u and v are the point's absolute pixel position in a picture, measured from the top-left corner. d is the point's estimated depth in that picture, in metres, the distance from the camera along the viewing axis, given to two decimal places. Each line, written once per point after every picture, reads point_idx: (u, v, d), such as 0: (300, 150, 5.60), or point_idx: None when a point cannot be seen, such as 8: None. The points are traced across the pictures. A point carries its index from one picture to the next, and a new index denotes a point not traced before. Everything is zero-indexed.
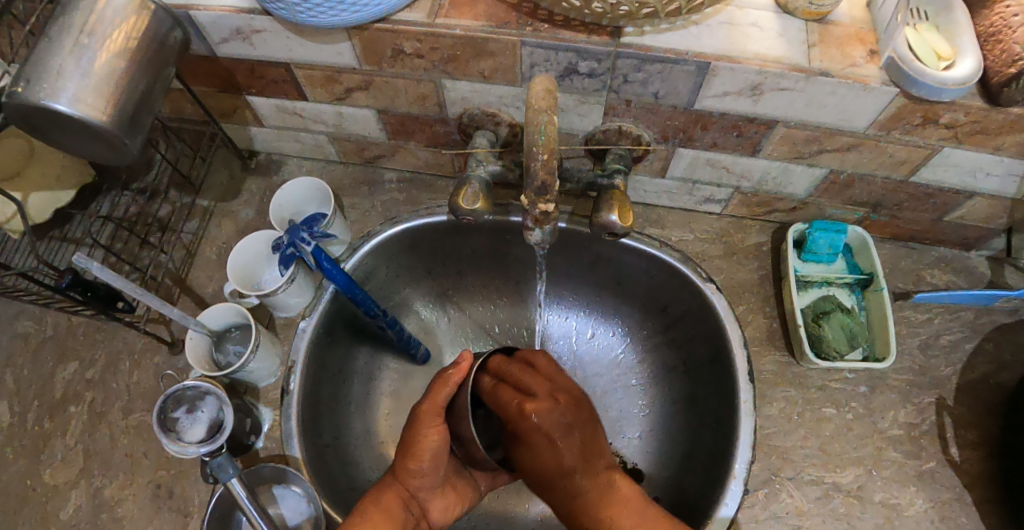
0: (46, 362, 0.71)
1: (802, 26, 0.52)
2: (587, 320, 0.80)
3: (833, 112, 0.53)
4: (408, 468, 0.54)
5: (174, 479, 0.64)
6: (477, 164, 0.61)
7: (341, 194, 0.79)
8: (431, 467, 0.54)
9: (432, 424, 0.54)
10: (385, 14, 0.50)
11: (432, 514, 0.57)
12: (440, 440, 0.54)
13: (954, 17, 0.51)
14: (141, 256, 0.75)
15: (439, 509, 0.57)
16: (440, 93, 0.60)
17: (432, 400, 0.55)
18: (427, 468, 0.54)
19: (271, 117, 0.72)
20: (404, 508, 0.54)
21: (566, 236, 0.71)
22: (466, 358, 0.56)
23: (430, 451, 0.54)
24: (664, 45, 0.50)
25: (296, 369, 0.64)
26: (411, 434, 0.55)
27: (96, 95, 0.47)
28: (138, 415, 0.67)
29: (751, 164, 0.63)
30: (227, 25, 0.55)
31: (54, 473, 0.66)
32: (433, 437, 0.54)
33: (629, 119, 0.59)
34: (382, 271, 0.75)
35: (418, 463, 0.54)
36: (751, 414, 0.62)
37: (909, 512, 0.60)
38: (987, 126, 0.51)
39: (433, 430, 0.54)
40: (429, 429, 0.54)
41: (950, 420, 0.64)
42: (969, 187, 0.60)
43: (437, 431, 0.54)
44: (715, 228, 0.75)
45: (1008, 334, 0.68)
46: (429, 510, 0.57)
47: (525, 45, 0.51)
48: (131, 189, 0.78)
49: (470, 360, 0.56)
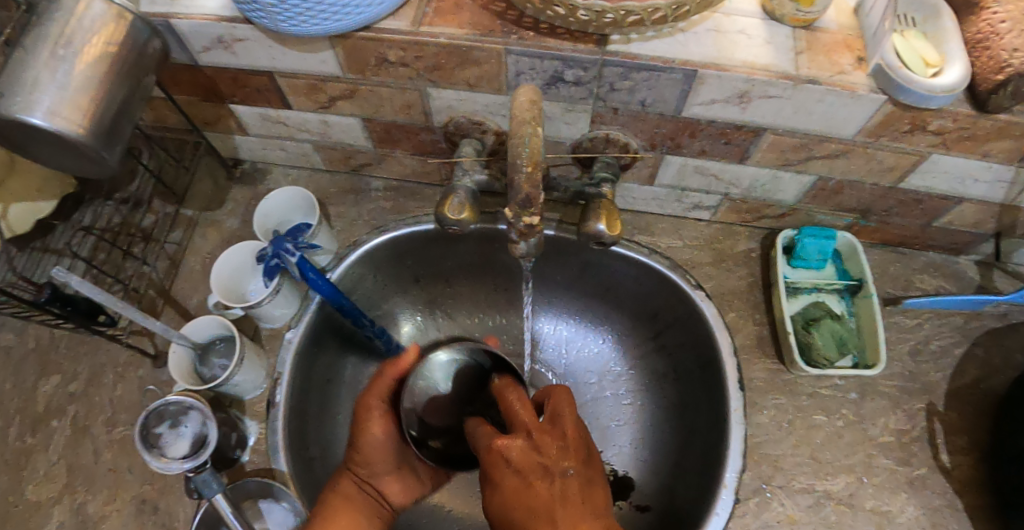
0: (28, 376, 0.70)
1: (790, 33, 0.51)
2: (577, 328, 0.79)
3: (821, 120, 0.52)
4: (355, 458, 0.61)
5: (158, 494, 0.63)
6: (462, 173, 0.60)
7: (327, 202, 0.78)
8: (377, 456, 0.61)
9: (371, 418, 0.61)
10: (368, 22, 0.50)
11: (390, 496, 0.63)
12: (381, 432, 0.61)
13: (942, 24, 0.51)
14: (125, 267, 0.73)
15: (395, 492, 0.63)
16: (426, 101, 0.60)
17: (370, 394, 0.62)
18: (372, 458, 0.61)
19: (255, 125, 0.71)
20: (358, 492, 0.60)
21: (555, 244, 0.70)
22: (408, 351, 0.62)
23: (373, 442, 0.60)
24: (650, 53, 0.49)
25: (282, 381, 0.63)
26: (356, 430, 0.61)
27: (73, 108, 0.46)
28: (121, 429, 0.66)
29: (740, 172, 0.63)
30: (208, 34, 0.54)
31: (36, 489, 0.64)
32: (373, 431, 0.60)
33: (616, 127, 0.58)
34: (369, 281, 0.74)
35: (362, 454, 0.61)
36: (742, 422, 0.62)
37: (900, 519, 0.60)
38: (975, 133, 0.51)
39: (373, 423, 0.60)
40: (369, 422, 0.60)
41: (941, 426, 0.64)
42: (958, 193, 0.60)
43: (377, 424, 0.61)
44: (704, 235, 0.75)
45: (998, 339, 0.68)
46: (385, 493, 0.62)
47: (510, 53, 0.50)
48: (114, 198, 0.77)
49: (410, 356, 0.62)
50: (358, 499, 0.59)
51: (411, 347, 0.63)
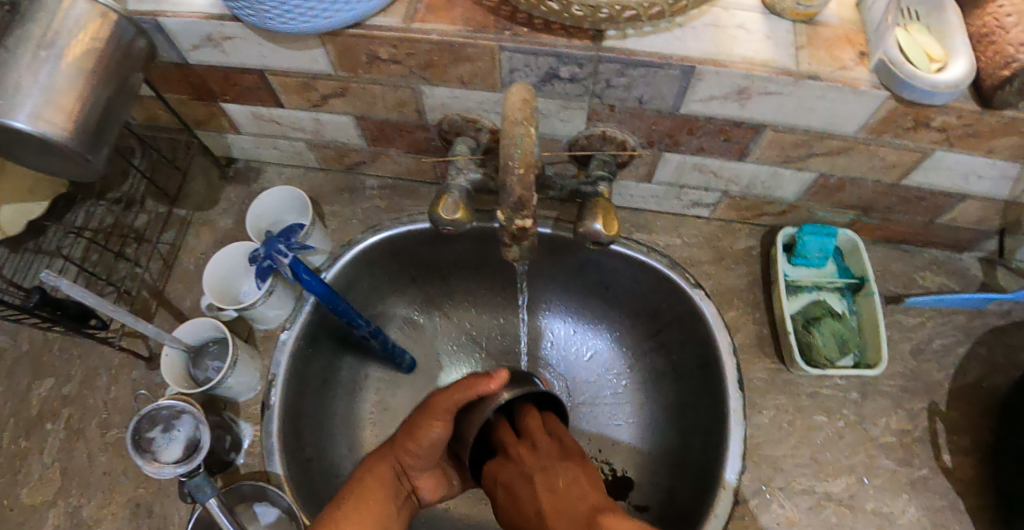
0: (21, 379, 0.69)
1: (790, 27, 0.50)
2: (576, 328, 0.78)
3: (822, 116, 0.51)
4: (406, 448, 0.56)
5: (153, 497, 0.63)
6: (457, 173, 0.59)
7: (321, 201, 0.77)
8: (427, 453, 0.56)
9: (438, 417, 0.56)
10: (358, 19, 0.48)
11: (422, 491, 0.59)
12: (440, 433, 0.56)
13: (947, 17, 0.50)
14: (117, 269, 0.73)
15: (426, 487, 0.58)
16: (419, 99, 0.58)
17: (446, 397, 0.55)
18: (422, 454, 0.56)
19: (247, 124, 0.70)
20: (393, 481, 0.56)
21: (551, 242, 0.70)
22: (499, 376, 0.56)
23: (429, 439, 0.56)
24: (647, 48, 0.48)
25: (277, 383, 0.63)
26: (419, 420, 0.56)
27: (56, 111, 0.45)
28: (116, 431, 0.66)
29: (740, 169, 0.62)
30: (197, 32, 0.53)
31: (30, 493, 0.64)
32: (433, 428, 0.56)
33: (613, 124, 0.57)
34: (364, 280, 0.73)
35: (416, 446, 0.56)
36: (740, 423, 0.61)
37: (901, 520, 0.60)
38: (979, 130, 0.49)
39: (437, 425, 0.56)
40: (436, 420, 0.56)
41: (943, 426, 0.63)
42: (961, 190, 0.59)
43: (441, 424, 0.56)
44: (704, 233, 0.74)
45: (1001, 337, 0.67)
46: (417, 487, 0.58)
47: (504, 50, 0.49)
48: (106, 198, 0.76)
49: (502, 382, 0.56)
50: (392, 491, 0.55)
51: (504, 372, 0.57)
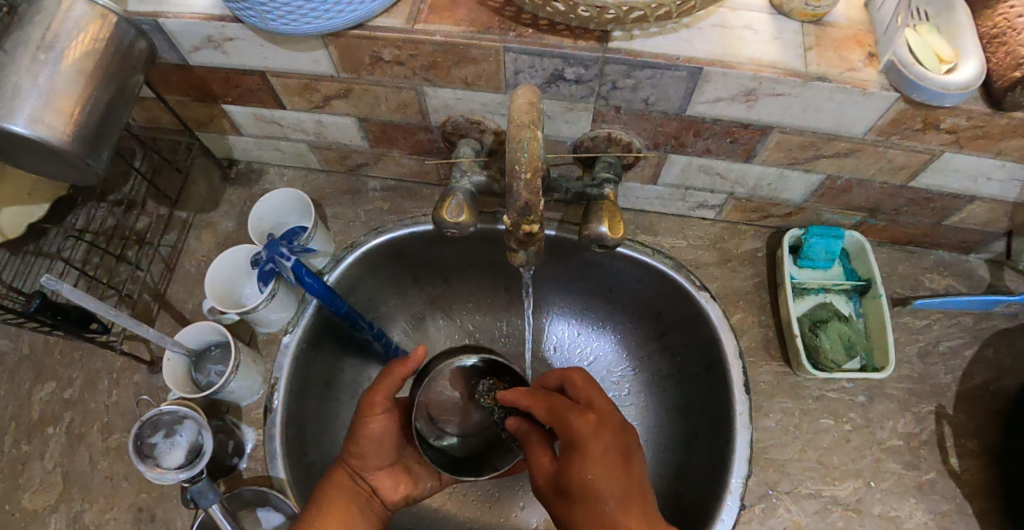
0: (22, 383, 0.69)
1: (798, 28, 0.50)
2: (579, 329, 0.78)
3: (831, 117, 0.50)
4: (352, 450, 0.57)
5: (155, 502, 0.62)
6: (460, 175, 0.58)
7: (323, 203, 0.76)
8: (373, 450, 0.57)
9: (374, 412, 0.56)
10: (361, 20, 0.48)
11: (384, 491, 0.59)
12: (381, 427, 0.57)
13: (956, 18, 0.49)
14: (118, 271, 0.72)
15: (387, 487, 0.59)
16: (423, 100, 0.58)
17: (376, 390, 0.56)
18: (367, 452, 0.57)
19: (248, 125, 0.69)
20: (351, 484, 0.57)
21: (555, 244, 0.69)
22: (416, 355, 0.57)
23: (371, 436, 0.57)
24: (654, 50, 0.48)
25: (280, 387, 0.62)
26: (355, 420, 0.57)
27: (56, 115, 0.45)
28: (118, 435, 0.66)
29: (746, 170, 0.61)
30: (198, 33, 0.53)
31: (32, 497, 0.64)
32: (371, 424, 0.57)
33: (618, 125, 0.57)
34: (367, 283, 0.72)
35: (359, 447, 0.57)
36: (747, 427, 0.61)
37: (909, 524, 0.59)
38: (990, 131, 0.49)
39: (375, 420, 0.56)
40: (369, 416, 0.56)
41: (951, 429, 0.63)
42: (970, 192, 0.58)
43: (379, 419, 0.57)
44: (709, 234, 0.73)
45: (1009, 340, 0.67)
46: (376, 488, 0.59)
47: (509, 51, 0.49)
48: (107, 201, 0.76)
49: (420, 358, 0.58)
50: (352, 494, 0.56)
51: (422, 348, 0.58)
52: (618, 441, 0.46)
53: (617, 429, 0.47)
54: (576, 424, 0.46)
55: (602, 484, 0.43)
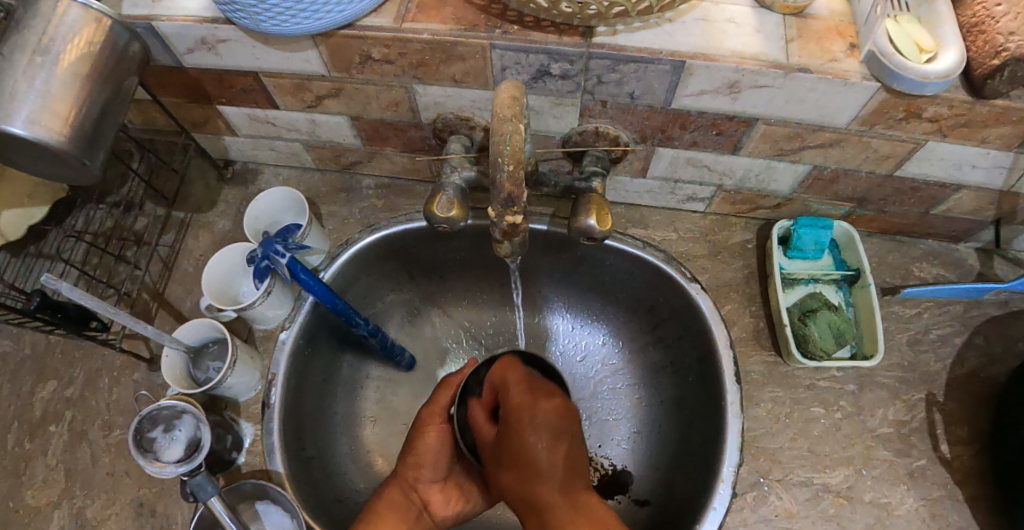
0: (24, 382, 0.70)
1: (780, 20, 0.50)
2: (575, 323, 0.79)
3: (813, 108, 0.51)
4: (408, 464, 0.63)
5: (156, 497, 0.63)
6: (451, 170, 0.59)
7: (318, 202, 0.77)
8: (430, 461, 0.63)
9: (432, 425, 0.64)
10: (350, 20, 0.49)
11: (434, 507, 0.63)
12: (438, 439, 0.63)
13: (936, 8, 0.50)
14: (117, 272, 0.74)
15: (438, 503, 0.63)
16: (413, 98, 0.59)
17: (435, 404, 0.65)
18: (423, 463, 0.63)
19: (243, 125, 0.71)
20: (404, 500, 0.61)
21: (547, 238, 0.70)
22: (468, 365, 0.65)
23: (429, 448, 0.63)
24: (637, 44, 0.49)
25: (277, 382, 0.63)
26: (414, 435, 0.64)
27: (53, 117, 0.46)
28: (119, 432, 0.67)
29: (733, 163, 0.62)
30: (192, 35, 0.54)
31: (35, 494, 0.65)
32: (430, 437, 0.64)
33: (605, 120, 0.58)
34: (363, 279, 0.73)
35: (417, 458, 0.63)
36: (738, 416, 0.61)
37: (899, 511, 0.60)
38: (971, 120, 0.49)
39: (433, 431, 0.63)
40: (428, 427, 0.64)
41: (941, 416, 0.63)
42: (955, 180, 0.59)
43: (435, 430, 0.63)
44: (699, 227, 0.74)
45: (999, 327, 0.67)
46: (428, 503, 0.63)
47: (495, 48, 0.49)
48: (106, 202, 0.77)
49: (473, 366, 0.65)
50: (404, 508, 0.61)
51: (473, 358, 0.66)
52: (550, 416, 0.55)
53: (551, 431, 0.54)
54: (522, 415, 0.54)
55: (527, 469, 0.53)
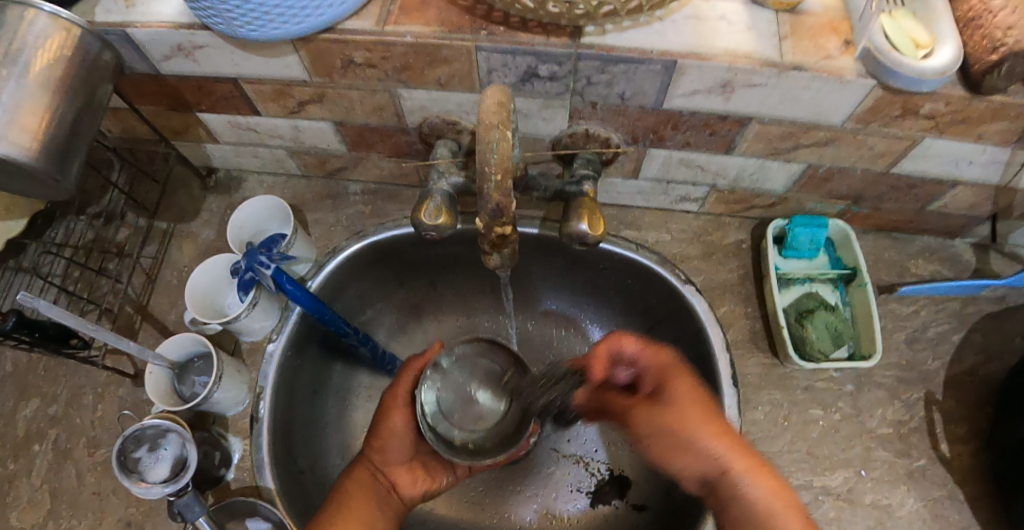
0: (6, 401, 0.68)
1: (772, 17, 0.49)
2: (568, 327, 0.78)
3: (807, 107, 0.50)
4: (373, 446, 0.59)
5: (144, 516, 0.62)
6: (439, 177, 0.57)
7: (304, 209, 0.76)
8: (394, 444, 0.59)
9: (398, 407, 0.60)
10: (330, 24, 0.47)
11: (403, 489, 0.59)
12: (404, 420, 0.60)
13: (932, 2, 0.48)
14: (99, 285, 0.72)
15: (407, 484, 0.59)
16: (397, 102, 0.57)
17: (397, 384, 0.61)
18: (389, 445, 0.59)
19: (225, 133, 0.69)
20: (373, 483, 0.57)
21: (539, 242, 0.69)
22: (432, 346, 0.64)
23: (394, 430, 0.59)
24: (627, 44, 0.47)
25: (265, 396, 0.62)
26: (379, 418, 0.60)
27: (20, 130, 0.44)
28: (104, 451, 0.65)
29: (726, 163, 0.61)
30: (167, 42, 0.52)
31: (20, 516, 0.63)
32: (396, 418, 0.60)
33: (596, 121, 0.56)
34: (351, 288, 0.72)
35: (382, 441, 0.59)
36: (737, 420, 0.60)
37: (900, 512, 0.59)
38: (969, 116, 0.48)
39: (397, 413, 0.60)
40: (393, 410, 0.60)
41: (940, 415, 0.63)
42: (952, 176, 0.58)
43: (400, 413, 0.60)
44: (693, 227, 0.73)
45: (996, 323, 0.67)
46: (397, 484, 0.59)
47: (480, 50, 0.48)
48: (86, 213, 0.75)
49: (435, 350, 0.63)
50: (372, 488, 0.56)
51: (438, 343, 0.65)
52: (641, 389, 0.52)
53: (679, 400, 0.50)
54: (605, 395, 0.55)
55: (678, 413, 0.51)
